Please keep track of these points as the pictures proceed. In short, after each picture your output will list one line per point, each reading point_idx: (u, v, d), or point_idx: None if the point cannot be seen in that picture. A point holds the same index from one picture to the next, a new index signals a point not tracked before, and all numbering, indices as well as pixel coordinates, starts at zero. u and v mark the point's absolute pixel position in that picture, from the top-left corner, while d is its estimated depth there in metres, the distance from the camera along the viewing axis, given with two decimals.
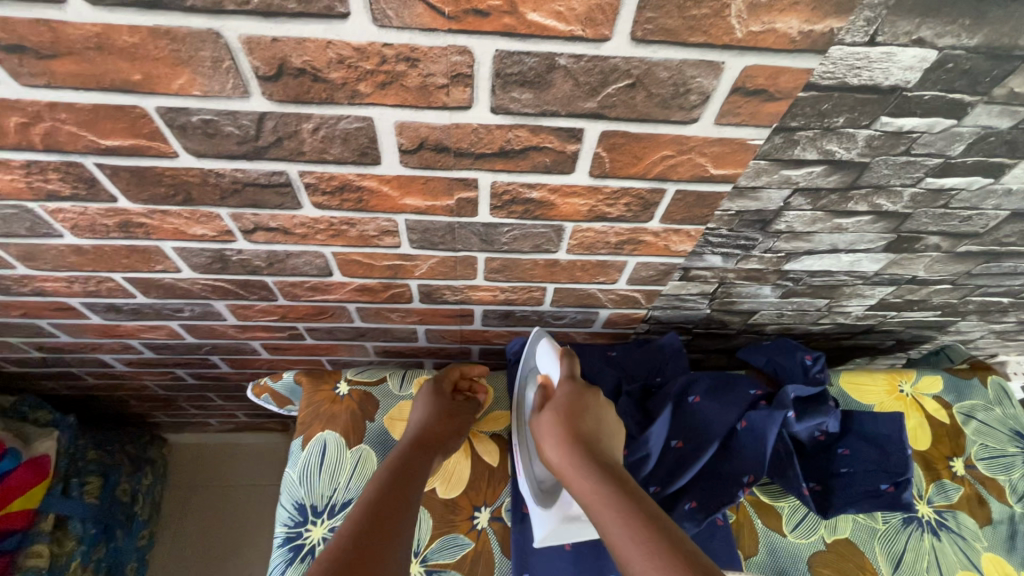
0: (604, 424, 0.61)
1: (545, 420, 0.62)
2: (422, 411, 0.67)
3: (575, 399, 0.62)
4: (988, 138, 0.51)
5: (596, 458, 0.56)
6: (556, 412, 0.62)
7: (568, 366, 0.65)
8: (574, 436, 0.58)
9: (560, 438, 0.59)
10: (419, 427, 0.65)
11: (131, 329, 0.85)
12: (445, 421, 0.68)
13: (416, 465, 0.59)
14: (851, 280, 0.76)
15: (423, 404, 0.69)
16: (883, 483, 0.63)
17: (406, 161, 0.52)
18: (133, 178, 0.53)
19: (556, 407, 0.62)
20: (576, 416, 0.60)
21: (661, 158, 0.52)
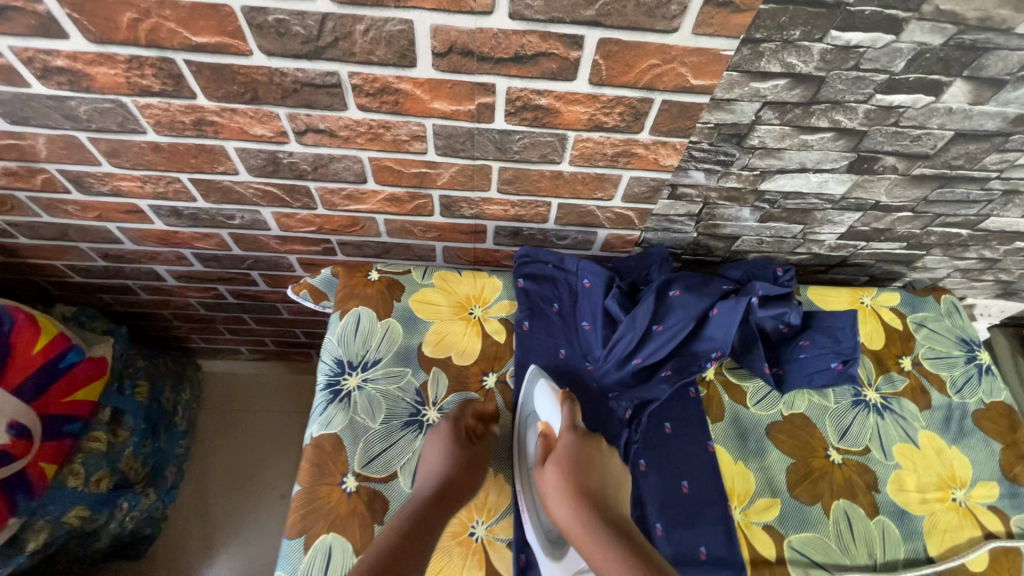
0: (607, 476, 0.61)
1: (551, 476, 0.61)
2: (439, 458, 0.64)
3: (578, 452, 0.61)
4: (925, 54, 0.61)
5: (603, 517, 0.57)
6: (559, 464, 0.61)
7: (569, 414, 0.63)
8: (580, 487, 0.59)
9: (568, 492, 0.59)
10: (434, 479, 0.63)
11: (187, 236, 0.98)
12: (466, 470, 0.65)
13: (431, 530, 0.59)
14: (821, 203, 0.86)
15: (437, 449, 0.66)
16: (833, 361, 0.75)
17: (438, 64, 0.63)
18: (212, 75, 0.65)
19: (558, 459, 0.61)
20: (580, 470, 0.60)
21: (649, 67, 0.63)
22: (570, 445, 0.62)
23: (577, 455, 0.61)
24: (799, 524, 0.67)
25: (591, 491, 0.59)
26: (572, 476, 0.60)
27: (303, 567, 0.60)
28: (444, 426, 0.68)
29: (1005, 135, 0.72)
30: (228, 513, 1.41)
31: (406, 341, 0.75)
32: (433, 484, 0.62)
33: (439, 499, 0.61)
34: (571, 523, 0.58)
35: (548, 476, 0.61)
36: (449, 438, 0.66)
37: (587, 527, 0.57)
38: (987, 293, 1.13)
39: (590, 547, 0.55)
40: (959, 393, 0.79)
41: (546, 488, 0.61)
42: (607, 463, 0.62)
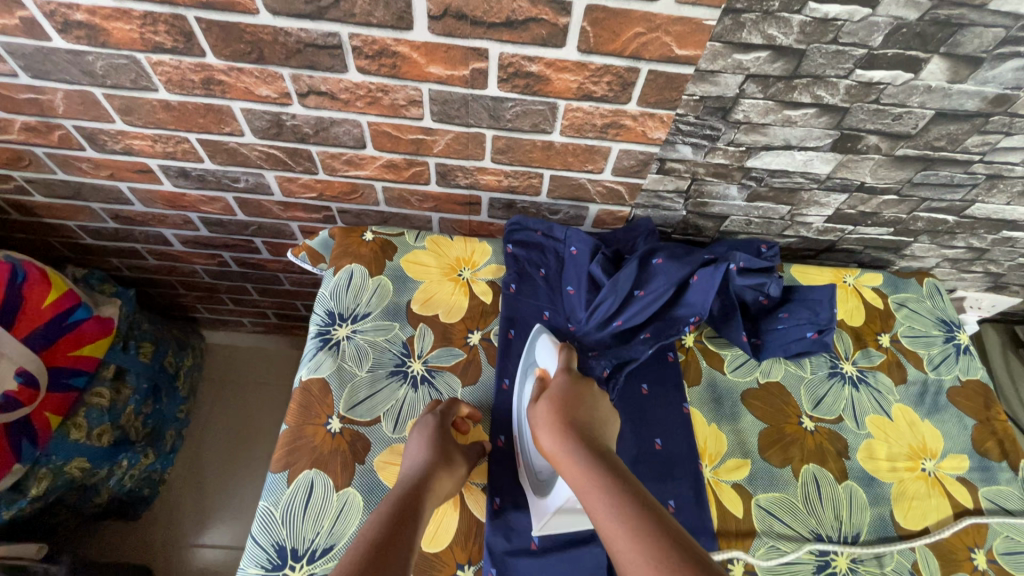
0: (597, 414, 0.62)
1: (542, 409, 0.62)
2: (423, 450, 0.62)
3: (569, 390, 0.63)
4: (902, 29, 0.63)
5: (589, 446, 0.57)
6: (551, 399, 0.62)
7: (566, 358, 0.66)
8: (569, 420, 0.60)
9: (556, 421, 0.60)
10: (420, 467, 0.60)
11: (194, 199, 1.02)
12: (450, 467, 0.62)
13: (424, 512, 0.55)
14: (807, 183, 0.88)
15: (418, 442, 0.63)
16: (809, 331, 0.76)
17: (433, 28, 0.66)
18: (221, 32, 0.69)
19: (551, 395, 0.63)
20: (570, 406, 0.61)
21: (635, 35, 0.65)
22: (564, 383, 0.64)
23: (569, 393, 0.63)
24: (767, 485, 0.68)
25: (581, 425, 0.60)
26: (562, 408, 0.61)
27: (286, 500, 0.62)
28: (428, 420, 0.65)
29: (986, 116, 0.74)
30: (224, 480, 1.45)
31: (396, 298, 0.78)
32: (419, 476, 0.59)
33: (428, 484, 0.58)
34: (557, 442, 0.58)
35: (540, 407, 0.63)
36: (433, 428, 0.64)
37: (574, 450, 0.57)
38: (977, 286, 1.14)
39: (574, 470, 0.55)
40: (935, 370, 0.80)
41: (536, 423, 0.62)
42: (599, 402, 0.63)
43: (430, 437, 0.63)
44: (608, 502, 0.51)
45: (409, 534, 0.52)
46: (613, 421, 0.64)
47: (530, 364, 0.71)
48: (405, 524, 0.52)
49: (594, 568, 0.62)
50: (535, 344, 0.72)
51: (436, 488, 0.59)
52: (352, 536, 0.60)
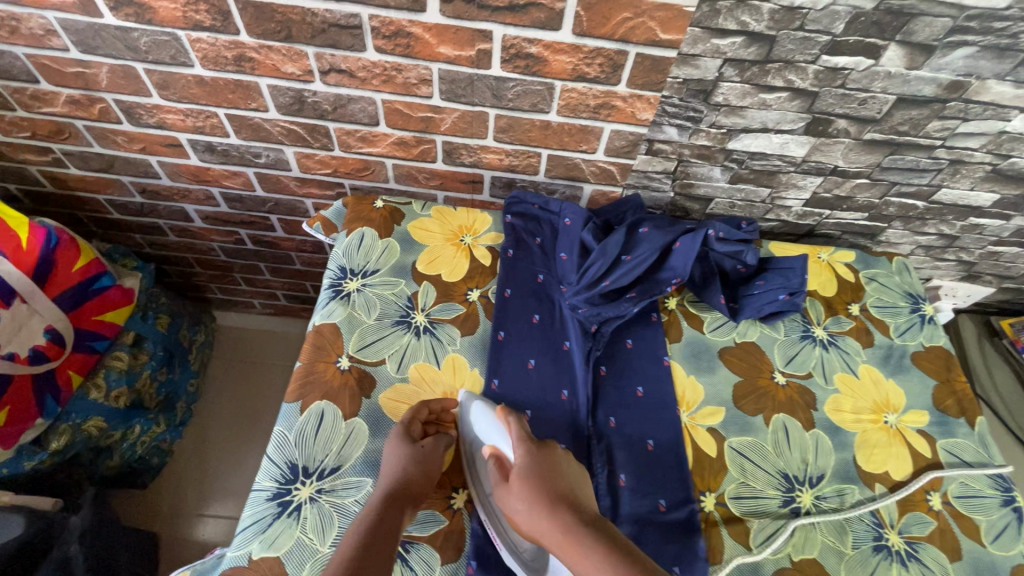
0: (574, 478, 0.62)
1: (519, 491, 0.60)
2: (394, 451, 0.64)
3: (541, 463, 0.62)
4: (860, 18, 0.71)
5: (581, 520, 0.57)
6: (525, 479, 0.60)
7: (519, 428, 0.65)
8: (552, 495, 0.59)
9: (539, 501, 0.58)
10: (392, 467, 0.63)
11: (218, 174, 1.10)
12: (422, 470, 0.63)
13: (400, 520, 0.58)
14: (784, 166, 0.95)
15: (392, 449, 0.64)
16: (781, 294, 0.83)
17: (444, 10, 0.75)
18: (256, 12, 0.77)
19: (524, 474, 0.61)
20: (547, 480, 0.60)
21: (623, 20, 0.74)
22: (525, 464, 0.62)
23: (535, 471, 0.61)
24: (739, 430, 0.74)
25: (558, 500, 0.59)
26: (533, 493, 0.59)
27: (298, 425, 0.68)
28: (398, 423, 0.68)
29: (943, 102, 0.81)
30: (229, 454, 1.50)
31: (402, 258, 0.85)
32: (392, 484, 0.61)
33: (401, 490, 0.60)
34: (539, 521, 0.58)
35: (507, 494, 0.61)
36: (404, 429, 0.67)
37: (557, 536, 0.56)
38: (952, 274, 1.21)
39: (564, 553, 0.55)
40: (900, 337, 0.86)
41: (517, 511, 0.60)
42: (568, 469, 0.62)
43: (401, 438, 0.65)
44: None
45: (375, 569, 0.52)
46: (587, 485, 0.63)
47: (476, 440, 0.69)
48: (381, 549, 0.54)
49: None
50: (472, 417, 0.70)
51: (411, 489, 0.61)
52: (357, 460, 0.66)
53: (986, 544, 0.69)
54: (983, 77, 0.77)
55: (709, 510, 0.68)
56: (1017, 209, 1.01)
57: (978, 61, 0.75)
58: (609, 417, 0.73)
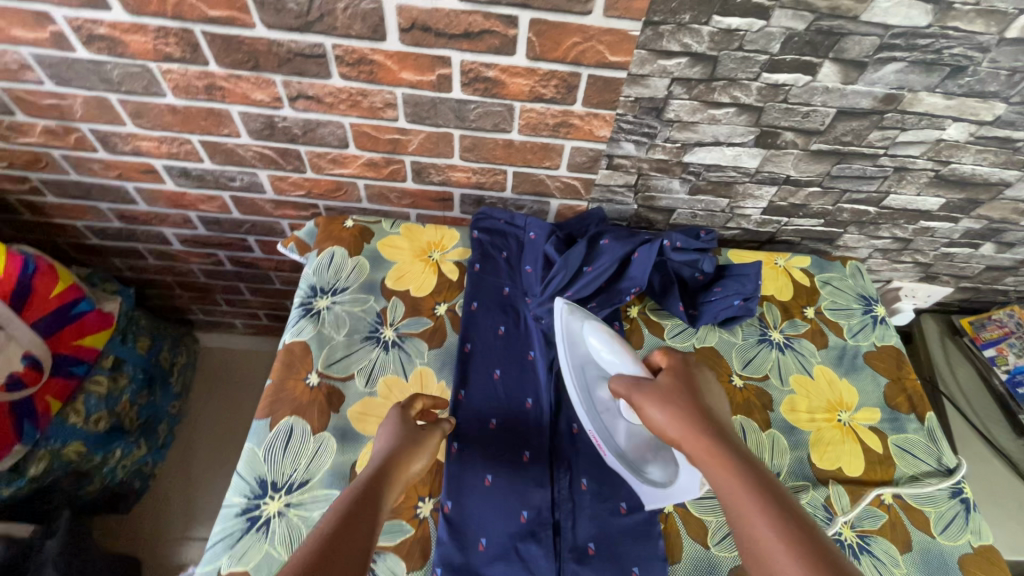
0: (714, 400, 0.67)
1: (666, 394, 0.66)
2: (386, 437, 0.64)
3: (688, 379, 0.67)
4: (794, 38, 0.76)
5: (718, 429, 0.61)
6: (675, 388, 0.66)
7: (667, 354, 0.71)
8: (691, 405, 0.64)
9: (679, 406, 0.64)
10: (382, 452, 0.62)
11: (194, 198, 1.12)
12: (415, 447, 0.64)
13: (383, 500, 0.56)
14: (739, 177, 1.00)
15: (388, 431, 0.65)
16: (736, 300, 0.86)
17: (403, 39, 0.78)
18: (224, 44, 0.81)
19: (674, 384, 0.67)
20: (696, 393, 0.65)
21: (573, 44, 0.78)
22: (674, 379, 0.67)
23: (683, 387, 0.66)
24: None
25: (703, 411, 0.63)
26: (676, 399, 0.64)
27: (268, 441, 0.70)
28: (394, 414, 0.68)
29: (880, 113, 0.86)
30: (212, 475, 1.51)
31: (372, 274, 0.87)
32: (386, 455, 0.61)
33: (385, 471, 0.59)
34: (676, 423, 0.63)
35: (648, 399, 0.66)
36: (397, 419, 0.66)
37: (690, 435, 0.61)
38: (910, 276, 1.25)
39: (695, 451, 0.60)
40: (854, 337, 0.90)
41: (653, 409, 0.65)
42: (711, 392, 0.68)
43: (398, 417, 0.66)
44: (743, 483, 0.54)
45: (364, 529, 0.52)
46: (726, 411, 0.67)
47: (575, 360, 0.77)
48: (372, 509, 0.54)
49: (544, 505, 0.69)
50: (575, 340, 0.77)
51: (396, 473, 0.60)
52: (325, 473, 0.68)
53: (935, 534, 0.72)
54: (914, 90, 0.82)
55: (668, 512, 0.70)
56: (963, 211, 1.05)
57: (908, 75, 0.80)
58: (571, 424, 0.76)
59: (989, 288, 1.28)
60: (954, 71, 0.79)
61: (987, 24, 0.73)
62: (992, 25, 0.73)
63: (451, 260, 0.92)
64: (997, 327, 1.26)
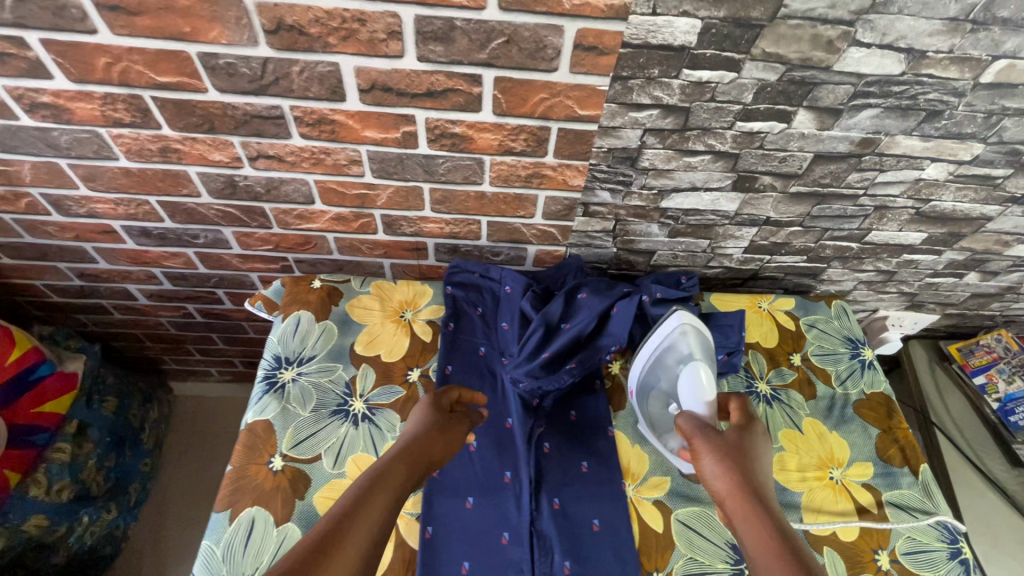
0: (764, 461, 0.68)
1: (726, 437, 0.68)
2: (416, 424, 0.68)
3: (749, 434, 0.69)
4: (767, 88, 0.73)
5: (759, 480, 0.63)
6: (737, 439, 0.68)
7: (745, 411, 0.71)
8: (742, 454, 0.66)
9: (733, 450, 0.66)
10: (408, 440, 0.65)
11: (157, 255, 1.08)
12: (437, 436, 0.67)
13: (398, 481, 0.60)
14: (719, 219, 0.97)
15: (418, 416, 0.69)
16: (720, 354, 0.83)
17: (363, 99, 0.75)
18: (175, 108, 0.77)
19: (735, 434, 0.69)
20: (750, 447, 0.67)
21: (541, 100, 0.75)
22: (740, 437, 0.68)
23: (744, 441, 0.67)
24: (685, 500, 0.73)
25: (756, 477, 0.63)
26: (738, 455, 0.65)
27: (227, 537, 0.65)
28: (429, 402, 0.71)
29: (858, 156, 0.84)
30: (188, 534, 1.44)
31: (340, 340, 0.83)
32: (412, 440, 0.65)
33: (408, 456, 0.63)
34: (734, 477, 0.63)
35: (707, 446, 0.67)
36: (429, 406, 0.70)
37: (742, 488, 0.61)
38: (896, 305, 1.23)
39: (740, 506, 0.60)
40: (842, 385, 0.87)
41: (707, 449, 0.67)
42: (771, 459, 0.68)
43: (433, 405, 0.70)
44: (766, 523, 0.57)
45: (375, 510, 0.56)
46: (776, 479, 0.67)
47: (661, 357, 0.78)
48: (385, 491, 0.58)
49: None
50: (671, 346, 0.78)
51: (417, 456, 0.64)
52: None
53: None
54: (891, 134, 0.80)
55: None
56: (946, 244, 1.04)
57: (884, 120, 0.78)
58: (553, 499, 0.72)
59: (976, 313, 1.26)
60: (929, 115, 0.77)
61: (961, 70, 0.71)
62: (966, 71, 0.71)
63: (424, 319, 0.88)
64: (985, 352, 1.24)
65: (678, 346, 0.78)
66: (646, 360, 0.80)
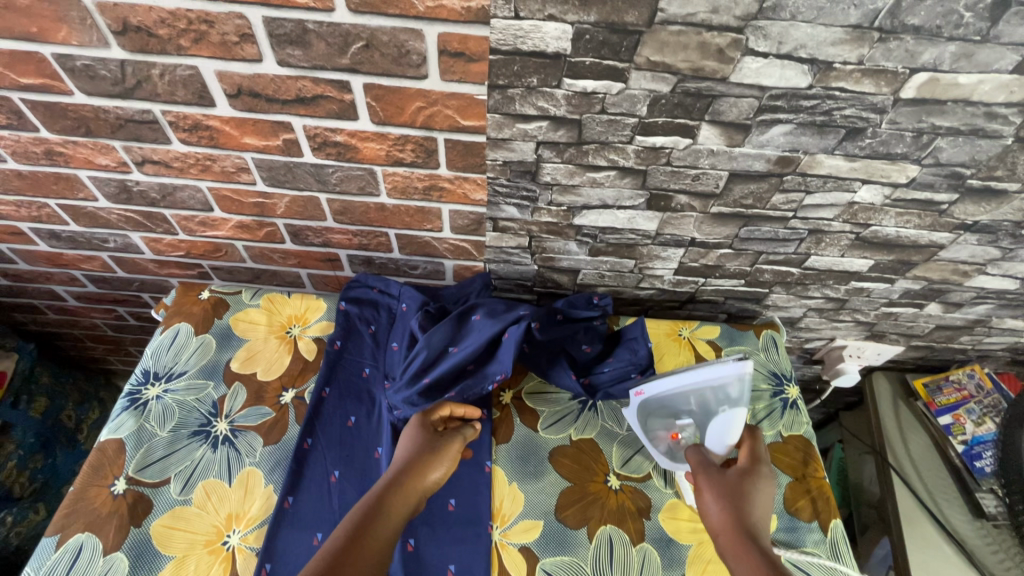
0: (764, 499, 0.66)
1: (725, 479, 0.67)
2: (407, 447, 0.68)
3: (745, 475, 0.68)
4: (661, 100, 0.67)
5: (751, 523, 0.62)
6: (732, 483, 0.67)
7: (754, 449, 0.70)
8: (739, 498, 0.65)
9: (728, 498, 0.65)
10: (401, 462, 0.66)
11: (72, 258, 1.06)
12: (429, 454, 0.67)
13: (389, 508, 0.61)
14: (640, 239, 0.90)
15: (409, 438, 0.69)
16: (632, 372, 0.80)
17: (234, 104, 0.71)
18: (47, 111, 0.74)
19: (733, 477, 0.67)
20: (746, 488, 0.66)
21: (418, 108, 0.70)
22: (736, 476, 0.68)
23: (739, 484, 0.66)
24: (556, 547, 0.67)
25: (751, 518, 0.63)
26: (730, 495, 0.65)
27: (49, 564, 0.61)
28: (423, 425, 0.70)
29: (778, 176, 0.76)
30: None
31: (216, 356, 0.80)
32: (402, 463, 0.66)
33: (402, 484, 0.63)
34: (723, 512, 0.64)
35: (706, 484, 0.67)
36: (419, 426, 0.70)
37: (737, 530, 0.61)
38: (855, 334, 1.14)
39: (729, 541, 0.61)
40: (757, 426, 0.80)
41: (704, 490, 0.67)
42: (768, 496, 0.67)
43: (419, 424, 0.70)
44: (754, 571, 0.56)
45: (365, 545, 0.57)
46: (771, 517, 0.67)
47: (700, 385, 0.70)
48: (376, 519, 0.59)
49: None
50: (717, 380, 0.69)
51: (411, 481, 0.64)
52: None
53: None
54: (811, 152, 0.73)
55: None
56: (897, 272, 0.95)
57: (800, 137, 0.71)
58: (407, 538, 0.66)
59: (945, 346, 1.16)
60: (850, 132, 0.69)
61: (877, 84, 0.63)
62: (883, 85, 0.63)
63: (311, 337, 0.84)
64: (954, 389, 1.16)
65: (725, 386, 0.70)
66: (682, 389, 0.72)
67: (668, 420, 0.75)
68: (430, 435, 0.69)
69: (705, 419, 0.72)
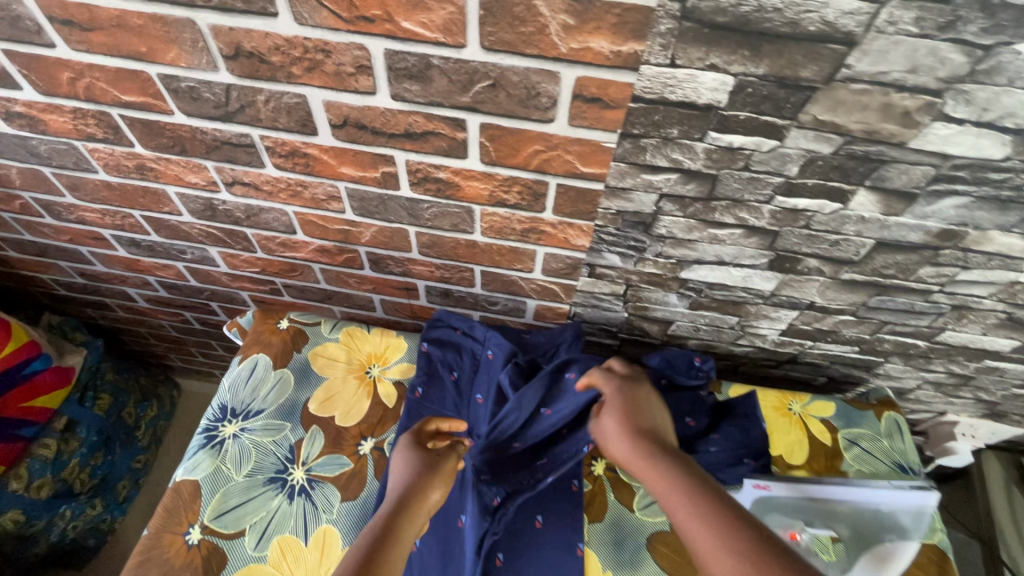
0: (658, 415, 0.63)
1: (609, 421, 0.63)
2: (404, 468, 0.63)
3: (629, 396, 0.64)
4: (817, 161, 0.58)
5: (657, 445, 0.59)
6: (614, 413, 0.63)
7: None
8: (638, 427, 0.61)
9: (627, 431, 0.61)
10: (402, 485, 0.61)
11: (149, 265, 1.04)
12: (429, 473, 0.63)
13: (397, 536, 0.55)
14: (750, 297, 0.82)
15: (399, 457, 0.65)
16: (745, 457, 0.71)
17: (337, 134, 0.66)
18: (145, 128, 0.71)
19: (611, 407, 0.64)
20: (636, 412, 0.63)
21: (535, 152, 0.63)
22: (615, 393, 0.64)
23: (627, 404, 0.63)
24: None
25: (643, 430, 0.61)
26: (629, 425, 0.61)
27: None
28: (410, 446, 0.66)
29: (934, 249, 0.67)
30: None
31: (294, 394, 0.76)
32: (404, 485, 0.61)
33: (404, 508, 0.58)
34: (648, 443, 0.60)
35: (606, 417, 0.63)
36: (411, 443, 0.66)
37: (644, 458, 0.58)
38: (970, 411, 1.02)
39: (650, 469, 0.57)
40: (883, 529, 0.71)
41: (603, 436, 0.63)
42: (653, 403, 0.64)
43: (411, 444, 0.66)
44: (689, 503, 0.52)
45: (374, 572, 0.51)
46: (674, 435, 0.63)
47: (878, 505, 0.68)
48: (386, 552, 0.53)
49: None
50: (901, 504, 0.68)
51: (414, 503, 0.59)
52: None
53: None
54: (983, 228, 0.63)
55: None
56: None
57: (974, 211, 0.61)
58: None
59: None
60: None
61: None
62: None
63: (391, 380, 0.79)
64: None
65: (899, 515, 0.68)
66: (845, 501, 0.68)
67: (795, 518, 0.67)
68: (426, 453, 0.65)
69: (858, 544, 0.67)
